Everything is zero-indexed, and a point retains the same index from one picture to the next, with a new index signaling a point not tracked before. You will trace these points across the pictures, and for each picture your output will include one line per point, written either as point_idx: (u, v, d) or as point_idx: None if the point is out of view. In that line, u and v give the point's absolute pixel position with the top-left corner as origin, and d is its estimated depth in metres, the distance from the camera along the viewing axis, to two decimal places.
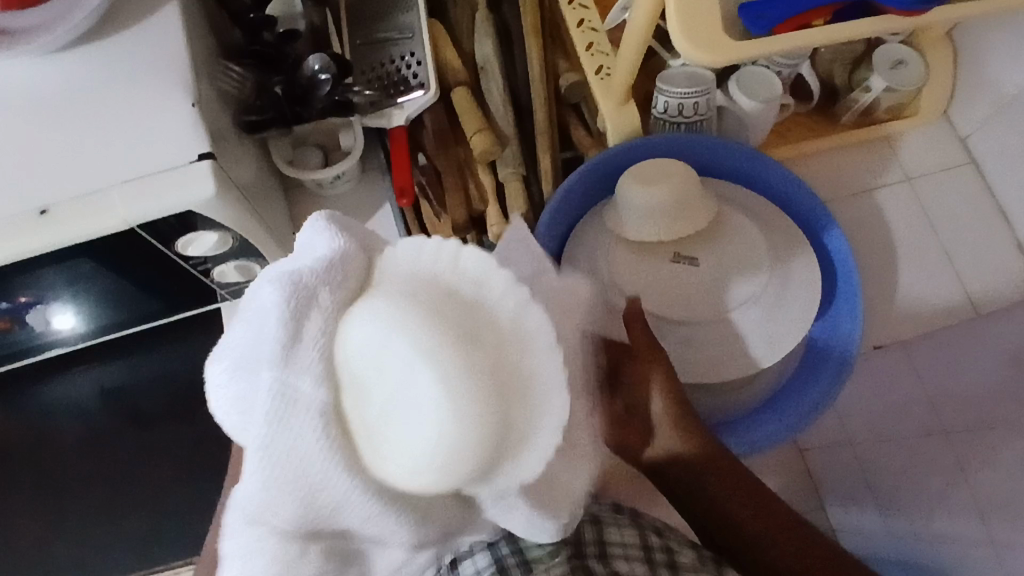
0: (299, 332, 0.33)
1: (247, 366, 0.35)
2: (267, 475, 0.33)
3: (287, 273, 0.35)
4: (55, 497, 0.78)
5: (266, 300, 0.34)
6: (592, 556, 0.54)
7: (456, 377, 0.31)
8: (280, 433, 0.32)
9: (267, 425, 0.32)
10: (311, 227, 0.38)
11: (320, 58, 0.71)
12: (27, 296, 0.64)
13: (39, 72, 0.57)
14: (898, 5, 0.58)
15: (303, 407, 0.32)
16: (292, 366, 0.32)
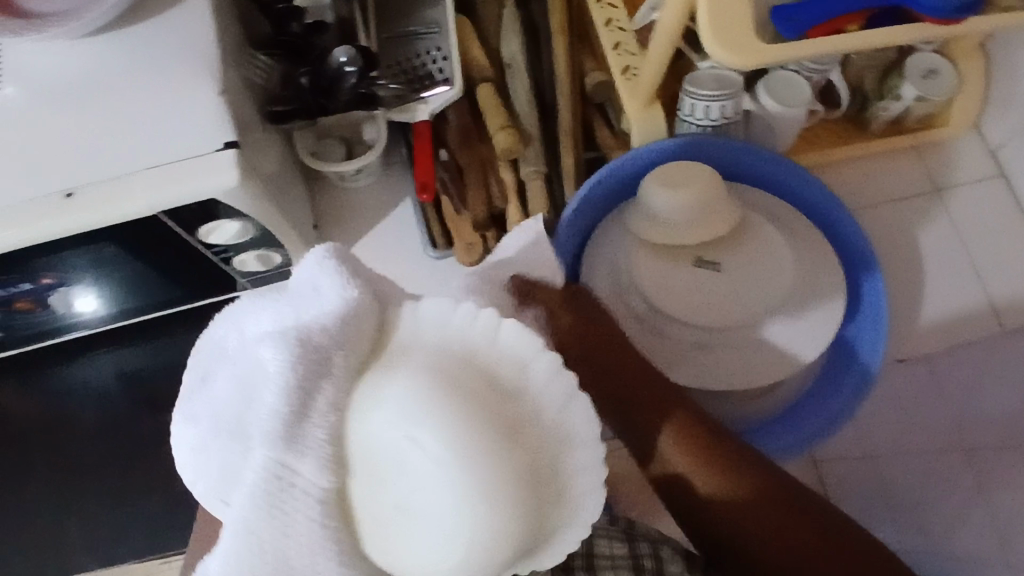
0: (303, 412, 0.33)
1: (236, 433, 0.35)
2: (250, 555, 0.33)
3: (290, 331, 0.35)
4: (70, 478, 0.79)
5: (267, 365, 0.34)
6: (578, 569, 0.59)
7: (477, 471, 0.33)
8: (267, 520, 0.33)
9: (257, 509, 0.33)
10: (313, 264, 0.40)
11: (348, 51, 0.69)
12: (50, 278, 0.64)
13: (70, 56, 0.58)
14: (933, 12, 0.57)
15: (298, 495, 0.33)
16: (294, 450, 0.33)
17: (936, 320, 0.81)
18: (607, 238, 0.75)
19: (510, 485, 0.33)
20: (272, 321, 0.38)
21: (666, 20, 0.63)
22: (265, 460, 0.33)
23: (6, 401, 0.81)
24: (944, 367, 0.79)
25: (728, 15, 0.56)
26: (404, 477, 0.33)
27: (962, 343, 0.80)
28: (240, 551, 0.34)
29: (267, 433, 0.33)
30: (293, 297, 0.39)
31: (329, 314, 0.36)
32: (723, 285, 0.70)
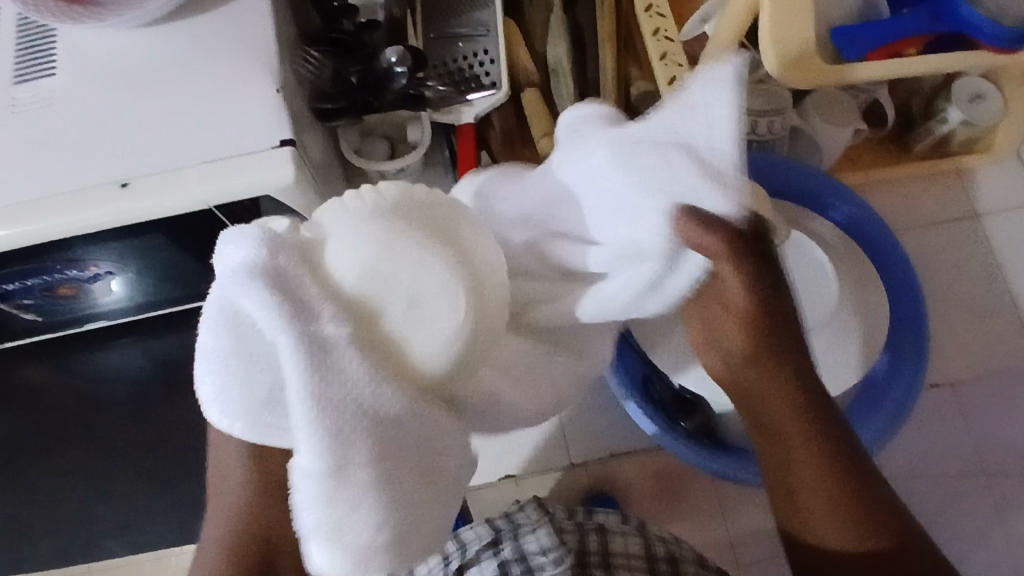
0: (295, 286, 0.39)
1: (248, 359, 0.41)
2: (320, 428, 0.38)
3: (241, 274, 0.39)
4: (103, 464, 0.80)
5: (247, 298, 0.39)
6: (594, 567, 0.62)
7: (447, 259, 0.42)
8: (315, 383, 0.38)
9: (305, 375, 0.38)
10: (217, 248, 0.42)
11: (397, 51, 0.70)
12: (96, 266, 0.65)
13: (128, 46, 0.58)
14: (994, 42, 0.57)
15: (321, 348, 0.39)
16: (308, 317, 0.39)
17: (971, 346, 0.80)
18: None
19: (477, 287, 0.43)
20: (210, 292, 0.42)
21: (721, 33, 0.64)
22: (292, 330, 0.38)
23: (41, 383, 0.82)
24: (971, 395, 0.79)
25: (792, 32, 0.55)
26: (405, 300, 0.41)
27: (996, 370, 0.79)
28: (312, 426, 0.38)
29: (273, 317, 0.39)
30: (217, 278, 0.41)
31: (255, 255, 0.39)
32: None
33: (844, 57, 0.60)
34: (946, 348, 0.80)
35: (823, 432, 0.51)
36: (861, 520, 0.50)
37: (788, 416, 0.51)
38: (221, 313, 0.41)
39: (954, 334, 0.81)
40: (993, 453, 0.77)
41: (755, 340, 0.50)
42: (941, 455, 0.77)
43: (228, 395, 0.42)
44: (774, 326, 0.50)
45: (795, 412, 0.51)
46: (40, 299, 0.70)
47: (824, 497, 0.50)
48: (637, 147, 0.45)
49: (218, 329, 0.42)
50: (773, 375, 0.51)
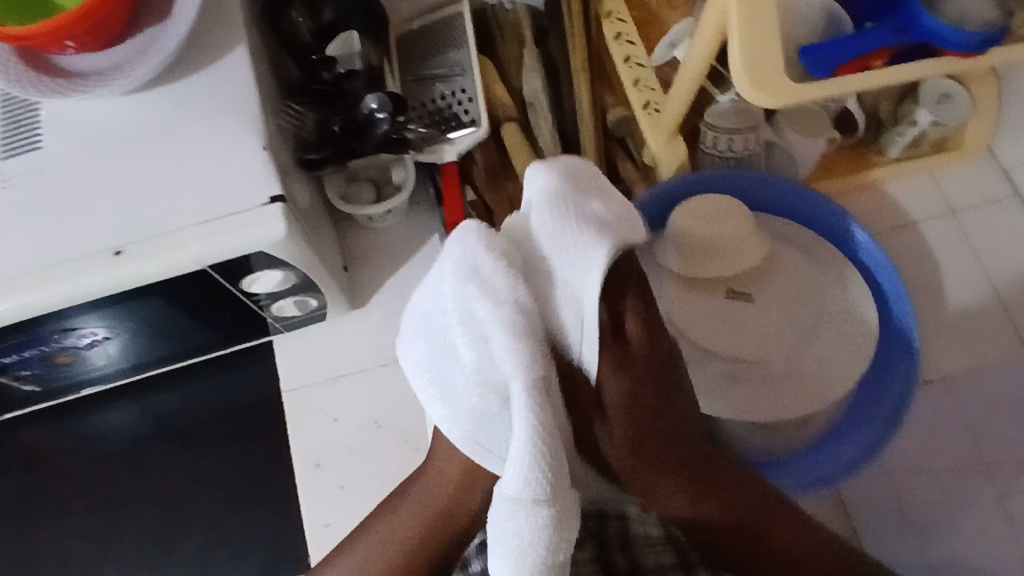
0: (504, 303, 0.44)
1: (445, 361, 0.46)
2: (521, 410, 0.42)
3: (465, 266, 0.45)
4: (105, 526, 0.79)
5: (455, 289, 0.45)
6: (615, 550, 0.61)
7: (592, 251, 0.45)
8: (506, 355, 0.43)
9: (500, 347, 0.43)
10: (461, 234, 0.46)
11: (377, 97, 0.72)
12: (91, 333, 0.65)
13: (114, 112, 0.59)
14: (960, 47, 0.59)
15: (536, 343, 0.44)
16: (491, 299, 0.44)
17: (960, 342, 0.81)
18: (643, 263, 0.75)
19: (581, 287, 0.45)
20: (423, 310, 0.48)
21: (692, 60, 0.66)
22: (504, 317, 0.43)
23: (41, 448, 0.81)
24: (965, 388, 0.80)
25: (761, 59, 0.57)
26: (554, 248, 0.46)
27: (990, 362, 0.80)
28: (538, 436, 0.42)
29: (482, 303, 0.44)
30: (445, 269, 0.46)
31: (474, 241, 0.45)
32: (754, 315, 0.72)
33: (812, 75, 0.62)
34: (936, 344, 0.82)
35: (712, 497, 0.56)
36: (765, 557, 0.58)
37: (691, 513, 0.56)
38: (429, 342, 0.47)
39: (941, 330, 0.82)
40: (992, 443, 0.77)
41: (635, 464, 0.53)
42: (939, 450, 0.78)
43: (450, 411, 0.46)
44: (645, 438, 0.52)
45: (689, 503, 0.56)
46: (39, 369, 0.70)
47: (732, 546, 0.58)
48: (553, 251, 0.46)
49: (430, 372, 0.47)
50: (663, 487, 0.54)
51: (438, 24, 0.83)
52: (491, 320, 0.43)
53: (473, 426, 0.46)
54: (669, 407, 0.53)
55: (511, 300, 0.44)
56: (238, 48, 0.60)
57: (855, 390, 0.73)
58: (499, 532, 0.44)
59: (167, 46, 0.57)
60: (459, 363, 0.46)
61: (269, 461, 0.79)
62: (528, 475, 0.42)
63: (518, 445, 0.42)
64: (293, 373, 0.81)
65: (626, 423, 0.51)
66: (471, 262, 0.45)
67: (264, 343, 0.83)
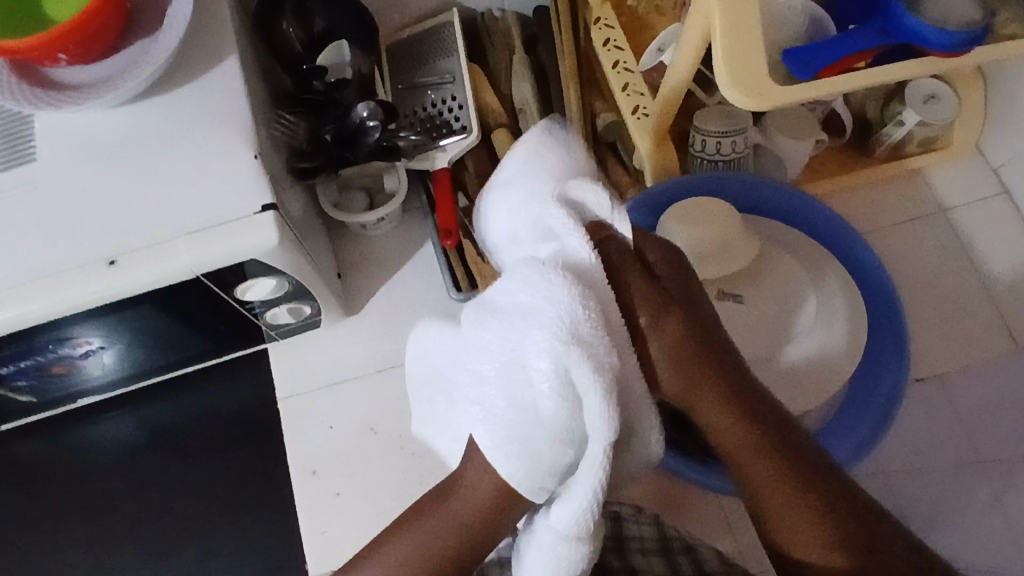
0: (604, 376, 0.43)
1: (518, 405, 0.45)
2: (597, 476, 0.44)
3: (565, 329, 0.43)
4: (103, 537, 0.79)
5: (552, 350, 0.43)
6: (610, 551, 0.61)
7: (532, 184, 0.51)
8: (598, 429, 0.43)
9: (592, 418, 0.43)
10: (557, 288, 0.44)
11: (368, 105, 0.74)
12: (86, 343, 0.65)
13: (107, 124, 0.59)
14: (942, 46, 0.60)
15: (624, 413, 0.45)
16: (593, 371, 0.43)
17: (951, 340, 0.82)
18: None
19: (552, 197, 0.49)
20: (498, 342, 0.46)
21: (678, 64, 0.67)
22: (601, 390, 0.43)
23: (38, 459, 0.82)
24: (958, 385, 0.80)
25: (745, 61, 0.58)
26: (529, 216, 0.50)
27: (980, 359, 0.81)
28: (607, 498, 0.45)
29: (583, 371, 0.43)
30: (536, 315, 0.44)
31: (576, 306, 0.44)
32: (746, 316, 0.73)
33: (797, 79, 0.63)
34: (927, 342, 0.82)
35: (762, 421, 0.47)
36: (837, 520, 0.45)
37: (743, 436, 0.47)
38: (501, 380, 0.46)
39: (933, 328, 0.83)
40: (984, 440, 0.78)
41: (677, 362, 0.48)
42: (931, 448, 0.78)
43: (515, 451, 0.45)
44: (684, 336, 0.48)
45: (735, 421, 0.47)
46: (35, 379, 0.70)
47: (794, 511, 0.45)
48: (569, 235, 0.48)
49: (502, 412, 0.45)
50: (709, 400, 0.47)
51: (429, 33, 0.84)
52: (590, 391, 0.43)
53: (537, 471, 0.46)
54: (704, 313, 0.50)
55: (609, 372, 0.44)
56: (229, 59, 0.61)
57: (846, 388, 0.74)
58: (536, 552, 0.48)
59: (159, 57, 0.58)
60: (536, 415, 0.44)
61: (266, 468, 0.79)
62: (585, 524, 0.46)
63: (585, 502, 0.45)
64: (288, 381, 0.82)
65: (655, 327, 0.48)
66: (576, 326, 0.43)
67: (259, 351, 0.83)
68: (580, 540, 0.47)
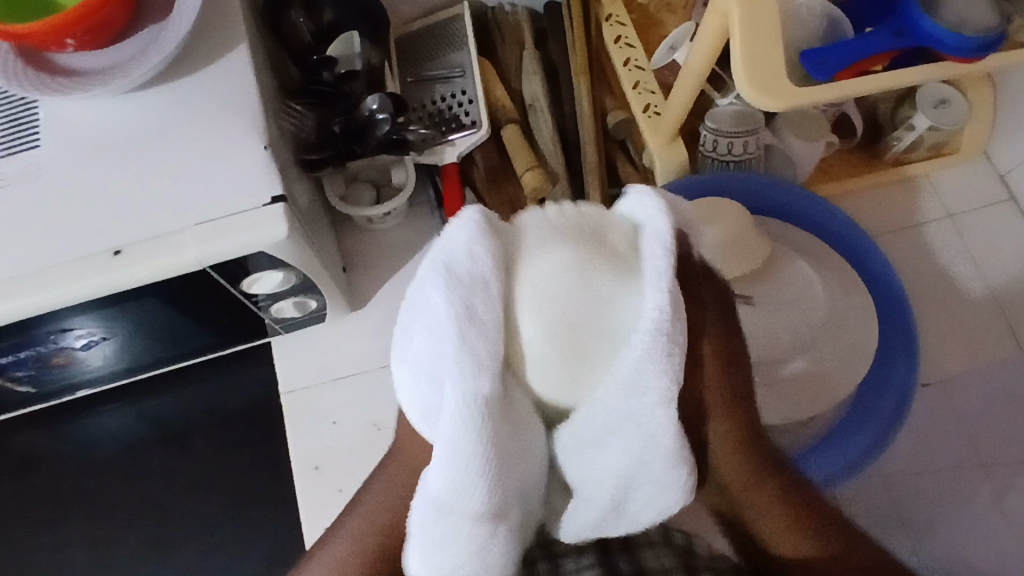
0: (470, 306, 0.36)
1: (406, 350, 0.40)
2: (458, 427, 0.37)
3: (445, 255, 0.38)
4: (101, 531, 0.78)
5: (429, 275, 0.38)
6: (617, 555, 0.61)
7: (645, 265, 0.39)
8: (455, 359, 0.36)
9: (452, 345, 0.36)
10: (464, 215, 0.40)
11: (378, 98, 0.73)
12: (87, 335, 0.65)
13: (113, 111, 0.58)
14: (958, 51, 0.59)
15: (483, 362, 0.36)
16: (461, 291, 0.37)
17: (957, 345, 0.82)
18: None
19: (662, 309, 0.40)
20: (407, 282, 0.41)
21: (692, 61, 0.66)
22: (455, 318, 0.36)
23: (36, 452, 0.81)
24: (963, 390, 0.80)
25: (763, 61, 0.57)
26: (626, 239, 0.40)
27: (985, 364, 0.81)
28: (475, 459, 0.38)
29: (445, 296, 0.37)
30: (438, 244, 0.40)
31: (468, 230, 0.38)
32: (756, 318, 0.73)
33: (813, 78, 0.62)
34: (934, 347, 0.82)
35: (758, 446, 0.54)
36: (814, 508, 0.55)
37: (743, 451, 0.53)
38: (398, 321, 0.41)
39: (940, 333, 0.82)
40: (990, 447, 0.78)
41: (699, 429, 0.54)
42: (935, 454, 0.78)
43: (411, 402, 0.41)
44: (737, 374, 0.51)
45: (748, 460, 0.53)
46: (34, 370, 0.69)
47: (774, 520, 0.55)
48: (585, 328, 0.36)
49: (414, 326, 0.39)
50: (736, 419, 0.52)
51: (439, 26, 0.83)
52: (447, 317, 0.37)
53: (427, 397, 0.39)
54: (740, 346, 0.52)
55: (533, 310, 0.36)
56: (238, 47, 0.60)
57: (857, 390, 0.74)
58: (429, 529, 0.41)
59: (168, 43, 0.57)
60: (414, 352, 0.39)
61: (267, 463, 0.79)
62: (458, 488, 0.39)
63: (446, 452, 0.38)
64: (291, 375, 0.81)
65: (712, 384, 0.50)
66: (455, 251, 0.37)
67: (261, 346, 0.82)
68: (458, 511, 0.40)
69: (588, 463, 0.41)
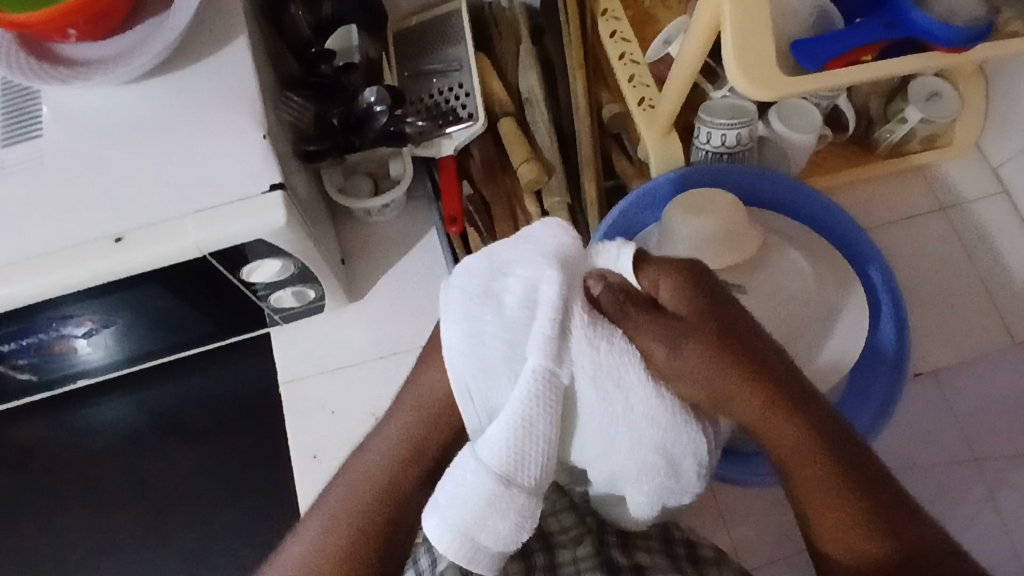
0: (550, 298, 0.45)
1: (481, 328, 0.47)
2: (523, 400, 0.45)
3: (543, 254, 0.47)
4: (100, 519, 0.79)
5: (527, 269, 0.47)
6: (613, 545, 0.62)
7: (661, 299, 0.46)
8: (534, 337, 0.45)
9: (534, 325, 0.46)
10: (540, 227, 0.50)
11: (376, 91, 0.74)
12: (88, 323, 0.66)
13: (113, 100, 0.59)
14: (946, 43, 0.60)
15: (551, 344, 0.45)
16: (550, 283, 0.46)
17: (951, 336, 0.82)
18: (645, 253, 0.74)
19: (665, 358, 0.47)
20: (484, 265, 0.49)
21: (686, 54, 0.67)
22: (544, 306, 0.45)
23: (36, 442, 0.81)
24: (955, 381, 0.81)
25: (756, 53, 0.58)
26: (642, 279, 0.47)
27: (976, 356, 0.82)
28: (530, 427, 0.45)
29: (534, 291, 0.46)
30: (523, 239, 0.49)
31: (560, 242, 0.48)
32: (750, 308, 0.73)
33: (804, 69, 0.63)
34: (927, 338, 0.83)
35: (787, 406, 0.46)
36: (887, 529, 0.47)
37: (801, 452, 0.47)
38: (471, 300, 0.48)
39: (933, 326, 0.83)
40: (983, 438, 0.78)
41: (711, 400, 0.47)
42: (928, 444, 0.79)
43: (470, 369, 0.47)
44: (718, 380, 0.44)
45: (779, 425, 0.46)
46: (35, 358, 0.70)
47: (819, 505, 0.48)
48: (619, 350, 0.45)
49: (498, 299, 0.47)
50: (744, 403, 0.45)
51: (437, 21, 0.84)
52: (538, 304, 0.46)
53: (480, 381, 0.47)
54: (726, 332, 0.45)
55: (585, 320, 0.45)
56: (238, 38, 0.61)
57: (846, 380, 0.75)
58: (457, 497, 0.46)
59: (169, 33, 0.58)
60: (490, 326, 0.47)
61: (266, 453, 0.80)
62: (510, 455, 0.45)
63: (507, 420, 0.45)
64: (289, 366, 0.82)
65: (671, 372, 0.45)
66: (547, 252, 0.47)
67: (260, 338, 0.83)
68: (498, 478, 0.45)
69: (603, 451, 0.49)
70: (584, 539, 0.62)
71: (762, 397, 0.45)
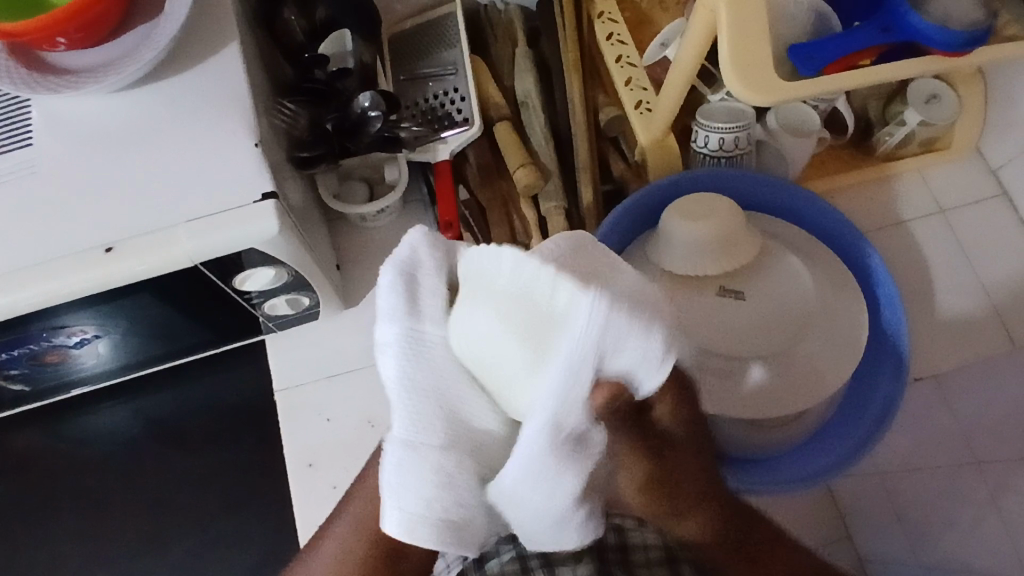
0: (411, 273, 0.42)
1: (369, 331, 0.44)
2: (408, 372, 0.41)
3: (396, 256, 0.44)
4: (96, 529, 0.78)
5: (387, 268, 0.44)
6: (614, 563, 0.61)
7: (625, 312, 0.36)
8: (399, 310, 0.41)
9: (394, 299, 0.42)
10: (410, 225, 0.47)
11: (371, 95, 0.73)
12: (82, 333, 0.65)
13: (105, 108, 0.59)
14: (945, 46, 0.59)
15: (412, 310, 0.41)
16: (397, 262, 0.43)
17: (950, 341, 0.82)
18: (638, 261, 0.76)
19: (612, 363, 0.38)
20: None
21: (681, 58, 0.66)
22: (396, 283, 0.42)
23: (33, 451, 0.81)
24: (957, 386, 0.80)
25: (750, 56, 0.57)
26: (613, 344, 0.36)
27: (976, 360, 0.81)
28: (414, 390, 0.41)
29: (389, 277, 0.42)
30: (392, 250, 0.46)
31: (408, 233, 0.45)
32: (747, 315, 0.74)
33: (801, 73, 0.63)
34: (927, 342, 0.82)
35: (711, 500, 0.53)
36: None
37: (708, 534, 0.53)
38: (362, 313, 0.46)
39: (933, 331, 0.82)
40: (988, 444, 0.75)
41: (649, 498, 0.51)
42: (928, 450, 0.78)
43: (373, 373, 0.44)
44: (662, 475, 0.50)
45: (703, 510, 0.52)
46: (30, 368, 0.70)
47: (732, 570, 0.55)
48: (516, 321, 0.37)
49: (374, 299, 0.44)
50: (678, 495, 0.51)
51: (432, 24, 0.84)
52: (395, 280, 0.42)
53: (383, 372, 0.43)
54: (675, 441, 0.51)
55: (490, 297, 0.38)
56: (231, 44, 0.60)
57: (846, 390, 0.75)
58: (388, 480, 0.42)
59: (161, 39, 0.57)
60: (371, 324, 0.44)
61: (262, 461, 0.79)
62: (414, 421, 0.41)
63: (397, 391, 0.41)
64: (286, 374, 0.81)
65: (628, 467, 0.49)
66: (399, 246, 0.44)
67: (257, 345, 0.83)
68: (407, 445, 0.41)
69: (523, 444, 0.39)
70: (584, 556, 0.60)
71: (692, 492, 0.52)
